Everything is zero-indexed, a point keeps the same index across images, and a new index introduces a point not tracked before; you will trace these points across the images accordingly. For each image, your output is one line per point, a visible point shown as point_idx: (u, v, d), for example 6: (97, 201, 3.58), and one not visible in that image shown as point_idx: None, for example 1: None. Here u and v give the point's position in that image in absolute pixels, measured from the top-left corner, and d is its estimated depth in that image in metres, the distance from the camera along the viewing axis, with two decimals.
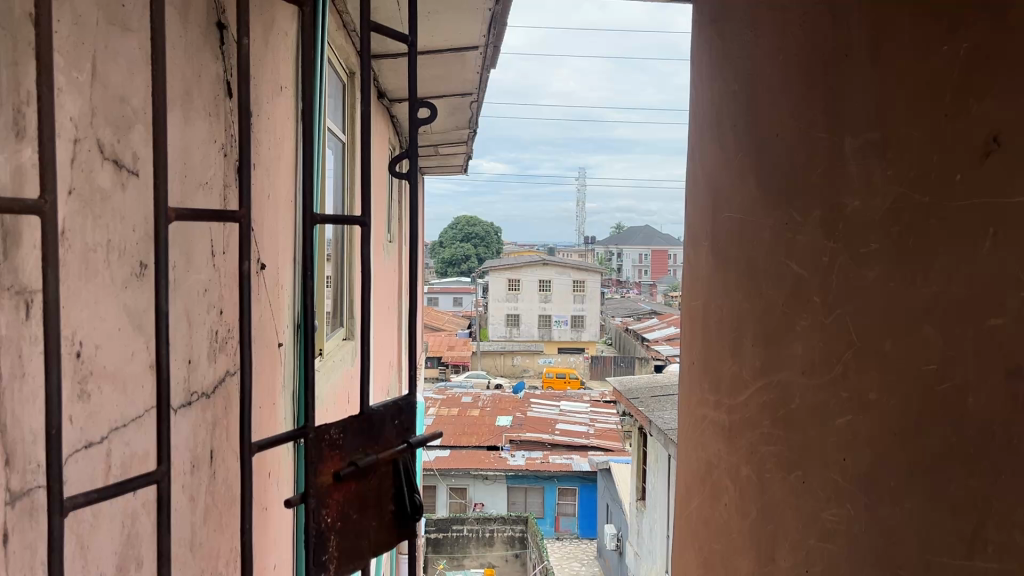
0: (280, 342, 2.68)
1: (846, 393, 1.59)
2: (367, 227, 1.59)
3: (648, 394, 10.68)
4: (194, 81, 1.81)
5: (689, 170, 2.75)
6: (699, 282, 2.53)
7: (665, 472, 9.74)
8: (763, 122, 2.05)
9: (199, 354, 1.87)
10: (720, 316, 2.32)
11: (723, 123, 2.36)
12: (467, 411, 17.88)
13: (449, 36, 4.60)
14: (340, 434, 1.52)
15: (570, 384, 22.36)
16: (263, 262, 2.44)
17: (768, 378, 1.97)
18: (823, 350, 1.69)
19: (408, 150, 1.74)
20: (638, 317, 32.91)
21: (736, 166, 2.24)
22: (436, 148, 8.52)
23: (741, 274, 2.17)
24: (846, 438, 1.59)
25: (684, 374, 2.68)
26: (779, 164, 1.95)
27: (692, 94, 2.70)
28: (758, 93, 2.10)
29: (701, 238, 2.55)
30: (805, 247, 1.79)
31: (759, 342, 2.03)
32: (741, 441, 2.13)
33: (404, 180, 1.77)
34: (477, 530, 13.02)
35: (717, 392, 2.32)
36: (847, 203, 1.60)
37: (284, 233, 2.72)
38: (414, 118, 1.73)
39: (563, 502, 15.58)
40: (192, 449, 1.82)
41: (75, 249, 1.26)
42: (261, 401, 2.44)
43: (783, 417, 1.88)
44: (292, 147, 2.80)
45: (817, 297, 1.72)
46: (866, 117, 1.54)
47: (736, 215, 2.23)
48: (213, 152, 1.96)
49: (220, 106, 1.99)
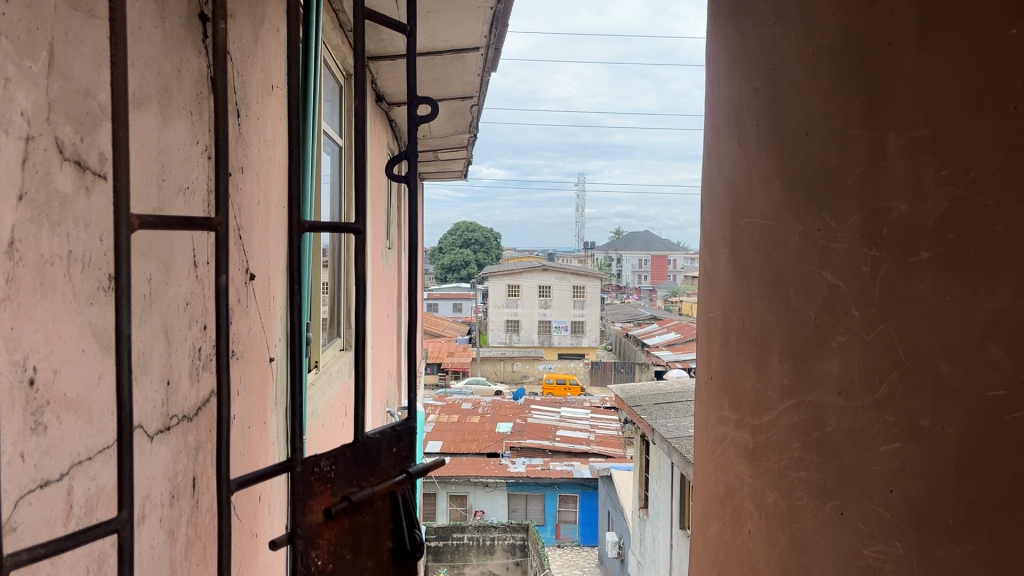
0: (272, 356, 2.53)
1: (892, 419, 1.44)
2: (362, 235, 1.43)
3: (651, 401, 10.54)
4: (174, 76, 1.66)
5: (704, 173, 2.59)
6: (717, 292, 2.38)
7: (668, 480, 9.59)
8: (790, 120, 1.89)
9: (180, 375, 1.72)
10: (742, 329, 2.17)
11: (743, 122, 2.21)
12: (467, 418, 17.71)
13: (449, 37, 4.47)
14: (331, 466, 1.36)
15: (570, 390, 22.20)
16: (252, 272, 2.29)
17: (797, 397, 1.82)
18: (863, 370, 1.54)
19: (407, 151, 1.58)
20: (638, 323, 32.77)
21: (759, 168, 2.09)
22: (436, 153, 8.39)
23: (766, 283, 2.01)
24: (893, 468, 1.43)
25: (701, 391, 2.53)
26: (809, 166, 1.79)
27: (707, 93, 2.55)
28: (783, 89, 1.95)
29: (718, 245, 2.40)
30: (840, 255, 1.64)
31: (787, 359, 1.88)
32: (767, 465, 1.98)
33: (402, 183, 1.61)
34: (478, 539, 12.83)
35: (739, 411, 2.17)
36: (892, 207, 1.45)
37: (276, 241, 2.57)
38: (414, 116, 1.57)
39: (564, 509, 15.42)
40: (172, 479, 1.67)
41: (28, 262, 1.11)
42: (251, 421, 2.29)
43: (815, 441, 1.73)
44: (283, 150, 2.65)
45: (855, 311, 1.57)
46: (915, 112, 1.39)
47: (758, 221, 2.07)
48: (196, 154, 1.81)
49: (203, 105, 1.84)
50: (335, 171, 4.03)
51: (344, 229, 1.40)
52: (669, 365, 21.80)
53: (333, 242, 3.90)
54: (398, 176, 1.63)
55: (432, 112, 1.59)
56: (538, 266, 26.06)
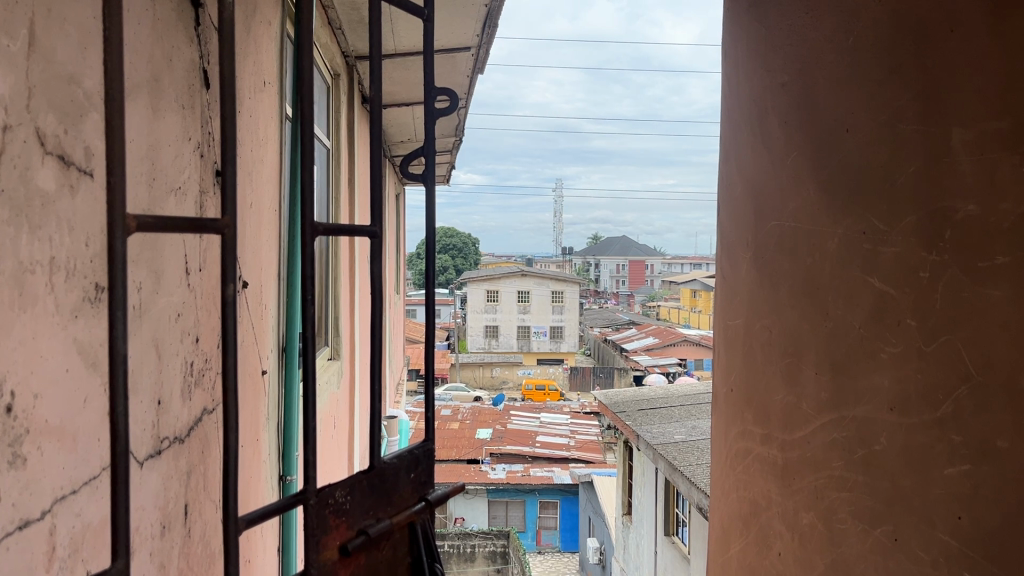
0: (264, 369, 2.38)
1: (959, 438, 1.33)
2: (379, 239, 1.29)
3: (635, 407, 10.42)
4: (164, 66, 1.51)
5: (721, 174, 2.48)
6: (738, 299, 2.26)
7: (652, 487, 9.48)
8: (827, 115, 1.78)
9: (171, 393, 1.57)
10: (769, 339, 2.05)
11: (768, 120, 2.10)
12: (448, 424, 17.54)
13: (440, 37, 4.34)
14: (346, 498, 1.22)
15: (550, 395, 22.08)
16: (245, 280, 2.14)
17: (837, 413, 1.70)
18: (921, 385, 1.42)
19: (425, 148, 1.44)
20: (616, 328, 32.73)
21: (787, 167, 1.97)
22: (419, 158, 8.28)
23: (798, 290, 1.89)
24: (962, 492, 1.32)
25: (719, 403, 2.40)
26: (853, 164, 1.67)
27: (724, 90, 2.44)
28: (818, 84, 1.83)
29: (739, 249, 2.28)
30: (890, 261, 1.52)
31: (823, 371, 1.76)
32: (801, 484, 1.86)
33: (419, 183, 1.47)
34: (459, 546, 12.64)
35: (767, 425, 2.05)
36: (957, 207, 1.34)
37: (267, 247, 2.42)
38: (432, 110, 1.44)
39: (545, 516, 15.26)
40: (163, 508, 1.52)
41: (4, 271, 0.96)
42: (243, 439, 2.13)
43: (860, 460, 1.62)
44: (274, 150, 2.50)
45: (909, 321, 1.46)
46: (984, 104, 1.28)
47: (788, 223, 1.96)
48: (188, 152, 1.66)
49: (196, 99, 1.69)
50: (322, 172, 3.89)
51: (360, 232, 1.26)
52: (649, 370, 21.75)
53: (320, 247, 3.76)
54: (413, 175, 1.48)
55: (452, 104, 1.45)
56: (517, 271, 25.94)
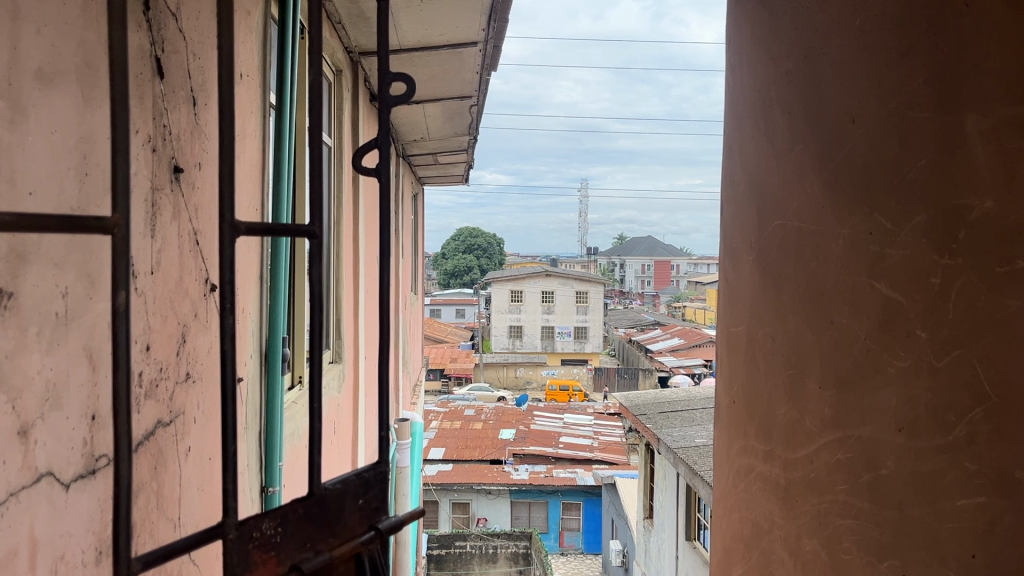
0: (241, 377, 2.26)
1: (974, 466, 1.17)
2: (317, 239, 1.16)
3: (657, 410, 10.20)
4: (101, 51, 1.39)
5: (725, 171, 2.32)
6: (742, 304, 2.11)
7: (674, 490, 9.28)
8: (832, 105, 1.63)
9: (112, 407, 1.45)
10: (772, 348, 1.89)
11: (772, 111, 1.94)
12: (470, 424, 17.44)
13: (446, 31, 4.20)
14: (275, 530, 1.10)
15: (574, 395, 21.89)
16: (214, 283, 2.02)
17: (842, 432, 1.54)
18: (932, 405, 1.27)
19: (376, 140, 1.31)
20: (641, 328, 32.47)
21: (792, 162, 1.82)
22: (435, 156, 8.17)
23: (801, 296, 1.74)
24: (977, 527, 1.17)
25: (720, 416, 2.25)
26: (860, 157, 1.51)
27: (726, 81, 2.29)
28: (823, 71, 1.68)
29: (743, 251, 2.12)
30: (898, 266, 1.37)
31: (827, 385, 1.61)
32: (804, 507, 1.70)
33: (373, 178, 1.33)
34: (480, 547, 12.52)
35: (769, 442, 1.89)
36: (972, 205, 1.18)
37: (245, 247, 2.30)
38: (386, 95, 1.31)
39: (567, 517, 15.07)
40: (99, 532, 1.40)
41: None
42: (213, 451, 2.01)
43: (866, 485, 1.46)
44: (254, 145, 2.38)
45: (920, 332, 1.30)
46: (1003, 87, 1.13)
47: (792, 222, 1.80)
48: (136, 145, 1.53)
49: (144, 90, 1.57)
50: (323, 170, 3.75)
51: (296, 233, 1.13)
52: (674, 371, 21.47)
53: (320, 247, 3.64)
54: (366, 168, 1.35)
55: (408, 90, 1.31)
56: (541, 271, 25.77)
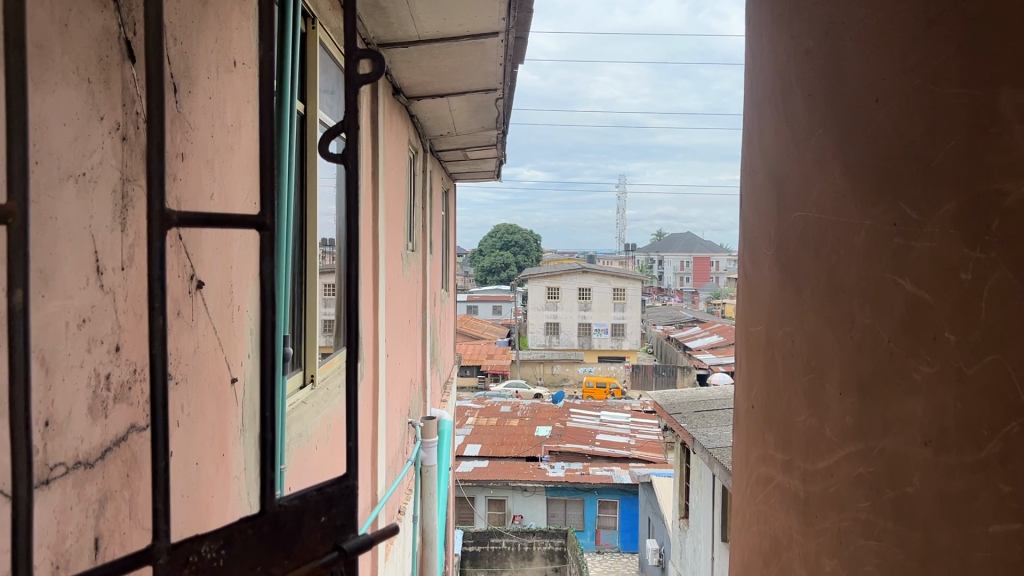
0: (234, 377, 2.17)
1: (1009, 486, 1.03)
2: (266, 231, 1.14)
3: (692, 410, 10.00)
4: (54, 33, 1.29)
5: (744, 159, 2.17)
6: (760, 301, 1.96)
7: (710, 490, 9.07)
8: (853, 84, 1.48)
9: (71, 411, 1.36)
10: (791, 349, 1.75)
11: (791, 93, 1.79)
12: (506, 421, 17.37)
13: (465, 21, 4.07)
14: (217, 553, 1.00)
15: (611, 393, 21.67)
16: (202, 281, 1.93)
17: (863, 444, 1.40)
18: (962, 416, 1.12)
19: (344, 124, 1.20)
20: (680, 325, 32.10)
21: (812, 147, 1.67)
22: (465, 151, 8.07)
23: (821, 294, 1.59)
24: (1011, 557, 1.02)
25: (738, 422, 2.12)
26: (884, 139, 1.36)
27: (746, 65, 2.14)
28: (844, 47, 1.53)
29: (762, 244, 1.98)
30: (924, 261, 1.23)
31: (848, 391, 1.46)
32: (823, 524, 1.56)
33: (340, 165, 1.22)
34: (516, 544, 12.42)
35: (787, 451, 1.75)
36: (1006, 191, 1.04)
37: (241, 242, 2.21)
38: (353, 74, 1.20)
39: (603, 515, 14.86)
40: (55, 546, 1.30)
41: None
42: (201, 454, 1.93)
43: (889, 504, 1.32)
44: (250, 135, 2.28)
45: (948, 335, 1.16)
46: None
47: (811, 212, 1.66)
48: (100, 134, 1.44)
49: (112, 74, 1.48)
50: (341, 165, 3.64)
51: (238, 222, 1.10)
52: (711, 368, 21.10)
53: (338, 243, 3.54)
54: (332, 155, 1.24)
55: (377, 69, 1.21)
56: (576, 268, 25.55)
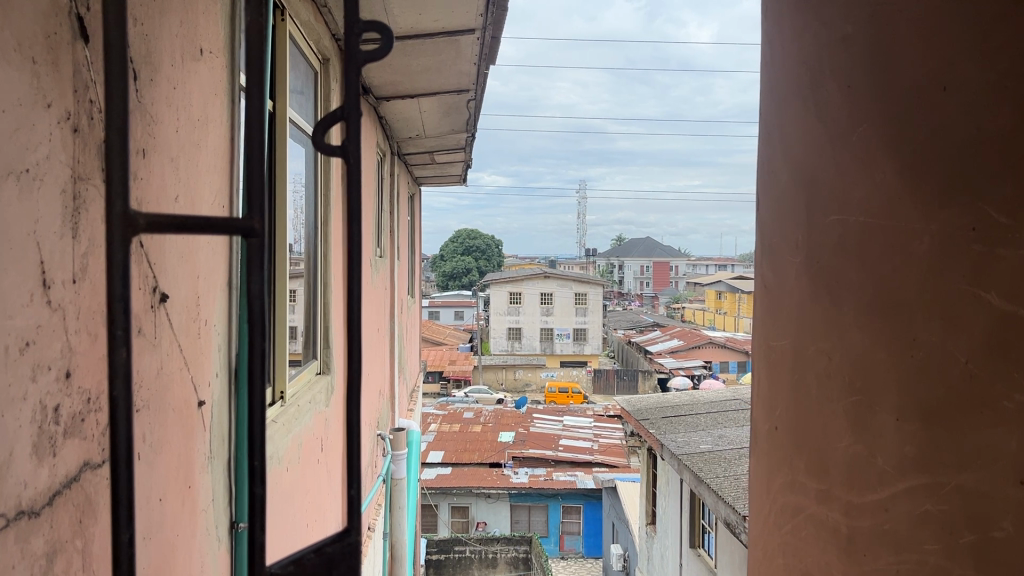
0: (201, 401, 1.95)
1: None
2: (255, 238, 0.95)
3: (659, 415, 9.87)
4: None
5: (762, 158, 2.01)
6: (786, 312, 1.81)
7: (678, 495, 8.97)
8: (911, 71, 1.32)
9: (12, 451, 1.14)
10: (827, 366, 1.60)
11: (824, 85, 1.64)
12: (469, 427, 17.14)
13: (440, 17, 3.88)
14: None
15: (573, 397, 21.56)
16: (165, 295, 1.71)
17: (931, 478, 1.24)
18: None
19: (343, 109, 1.01)
20: (641, 329, 32.19)
21: (851, 143, 1.51)
22: (431, 155, 7.87)
23: (868, 306, 1.43)
24: None
25: (759, 442, 1.97)
26: (954, 133, 1.21)
27: (764, 55, 1.99)
28: (896, 30, 1.37)
29: (786, 250, 1.82)
30: (1012, 271, 1.07)
31: (908, 415, 1.31)
32: (874, 565, 1.41)
33: (336, 158, 1.02)
34: (480, 552, 12.20)
35: (824, 478, 1.60)
36: None
37: (208, 250, 1.99)
38: (354, 49, 1.01)
39: (568, 520, 14.70)
40: None
41: None
42: (165, 489, 1.71)
43: (968, 549, 1.16)
44: (218, 131, 2.07)
45: None
46: None
47: (851, 216, 1.50)
48: (46, 123, 1.22)
49: (61, 54, 1.26)
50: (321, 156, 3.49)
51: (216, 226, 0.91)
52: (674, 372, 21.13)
53: (307, 248, 3.30)
54: (328, 147, 1.04)
55: (383, 45, 1.02)
56: (539, 272, 25.39)
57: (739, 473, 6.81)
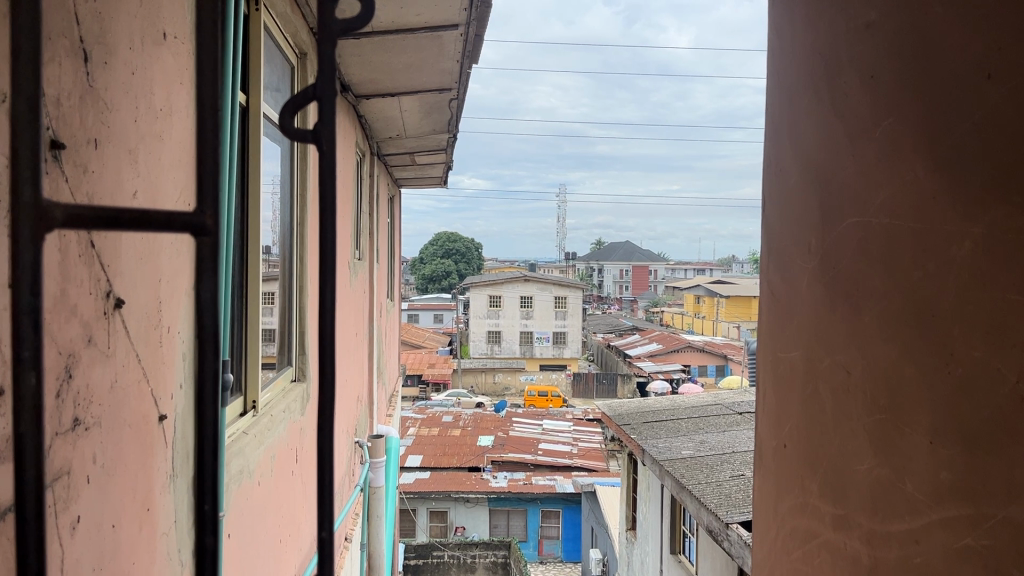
0: (162, 415, 1.79)
1: None
2: None
3: (640, 420, 9.75)
4: None
5: (786, 156, 1.93)
6: (815, 319, 1.75)
7: (659, 500, 8.84)
8: (955, 62, 1.26)
9: None
10: (862, 377, 1.53)
11: (856, 80, 1.58)
12: (448, 431, 16.93)
13: (423, 12, 3.74)
14: None
15: (553, 401, 21.40)
16: (120, 301, 1.55)
17: (982, 506, 1.19)
18: None
19: (315, 88, 0.87)
20: (620, 333, 32.09)
21: (887, 140, 1.45)
22: (411, 155, 7.70)
23: (909, 314, 1.37)
24: None
25: (789, 456, 1.89)
26: (1002, 124, 1.15)
27: (790, 48, 1.90)
28: (937, 19, 1.31)
29: (814, 255, 1.75)
30: None
31: (956, 433, 1.24)
32: None
33: (307, 143, 0.88)
34: (458, 557, 12.02)
35: (862, 497, 1.54)
36: None
37: (172, 251, 1.83)
38: (329, 20, 0.87)
39: (547, 525, 14.55)
40: None
41: None
42: (122, 513, 1.56)
43: None
44: (182, 121, 1.91)
45: None
46: None
47: (887, 218, 1.44)
48: None
49: None
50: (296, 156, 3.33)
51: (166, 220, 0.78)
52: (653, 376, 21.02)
53: (282, 249, 3.14)
54: (295, 131, 0.89)
55: (362, 14, 0.88)
56: (519, 275, 25.24)
57: (722, 480, 6.68)
